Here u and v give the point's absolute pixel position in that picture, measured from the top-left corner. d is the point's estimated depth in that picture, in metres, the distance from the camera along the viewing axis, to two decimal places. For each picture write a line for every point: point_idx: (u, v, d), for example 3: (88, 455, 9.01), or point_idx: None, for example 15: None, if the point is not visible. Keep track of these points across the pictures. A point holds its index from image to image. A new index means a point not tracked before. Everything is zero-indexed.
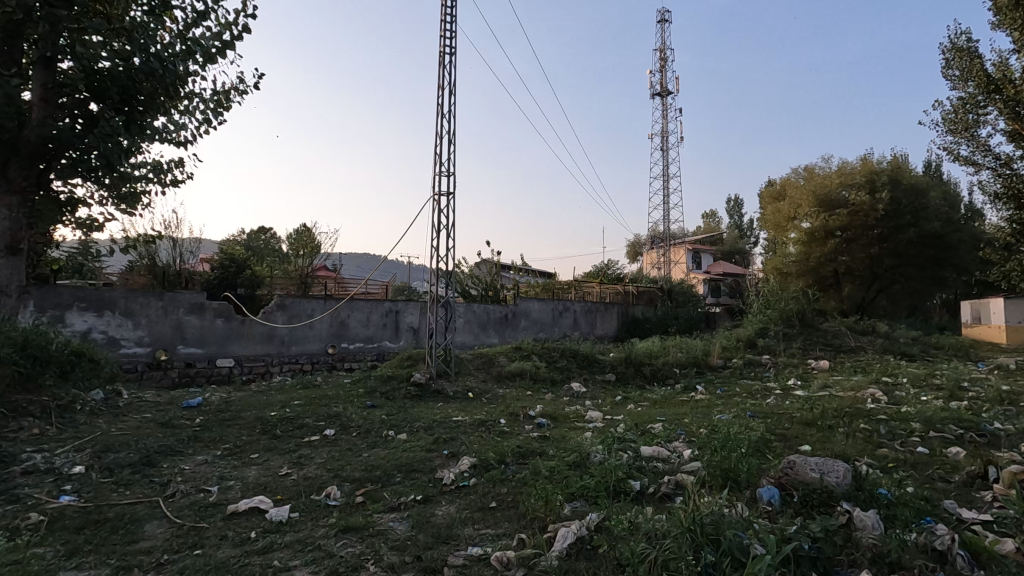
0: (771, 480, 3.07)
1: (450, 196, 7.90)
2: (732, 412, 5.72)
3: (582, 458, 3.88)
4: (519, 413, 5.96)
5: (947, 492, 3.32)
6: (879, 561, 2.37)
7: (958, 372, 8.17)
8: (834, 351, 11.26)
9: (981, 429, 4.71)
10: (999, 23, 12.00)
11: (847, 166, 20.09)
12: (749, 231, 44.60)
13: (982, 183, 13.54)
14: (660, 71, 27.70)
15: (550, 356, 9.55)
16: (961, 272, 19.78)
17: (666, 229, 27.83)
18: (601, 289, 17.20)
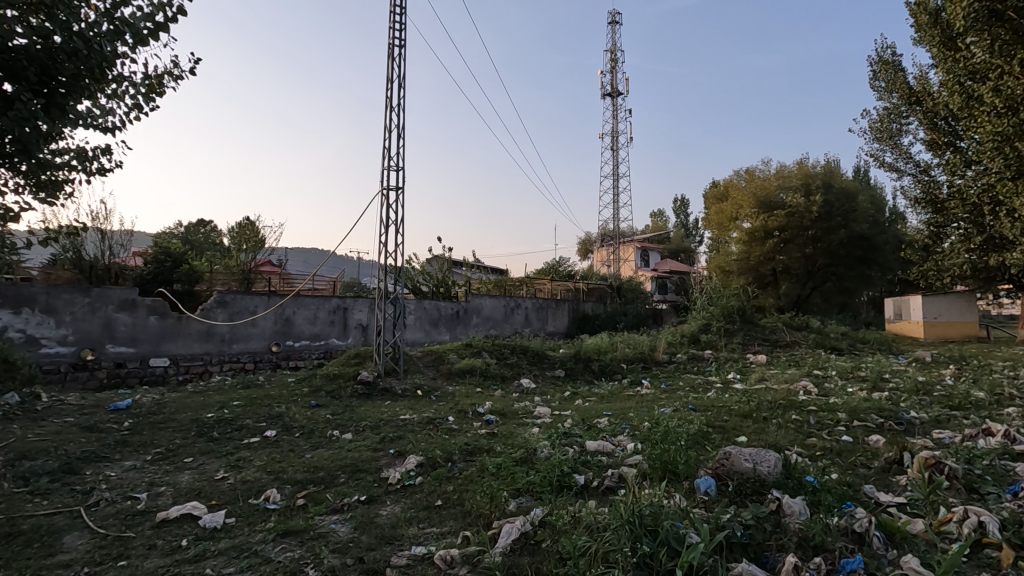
0: (708, 471, 3.19)
1: (400, 191, 7.83)
2: (674, 406, 5.93)
3: (528, 454, 3.92)
4: (467, 410, 5.94)
5: (867, 478, 3.55)
6: (805, 544, 2.51)
7: (880, 365, 8.74)
8: (771, 346, 11.82)
9: (900, 418, 5.05)
10: (920, 39, 12.94)
11: (785, 170, 21.13)
12: (694, 231, 46.12)
13: (904, 188, 14.63)
14: (611, 72, 28.34)
15: (501, 352, 9.57)
16: (886, 271, 21.14)
17: (616, 228, 28.44)
18: (553, 286, 17.39)
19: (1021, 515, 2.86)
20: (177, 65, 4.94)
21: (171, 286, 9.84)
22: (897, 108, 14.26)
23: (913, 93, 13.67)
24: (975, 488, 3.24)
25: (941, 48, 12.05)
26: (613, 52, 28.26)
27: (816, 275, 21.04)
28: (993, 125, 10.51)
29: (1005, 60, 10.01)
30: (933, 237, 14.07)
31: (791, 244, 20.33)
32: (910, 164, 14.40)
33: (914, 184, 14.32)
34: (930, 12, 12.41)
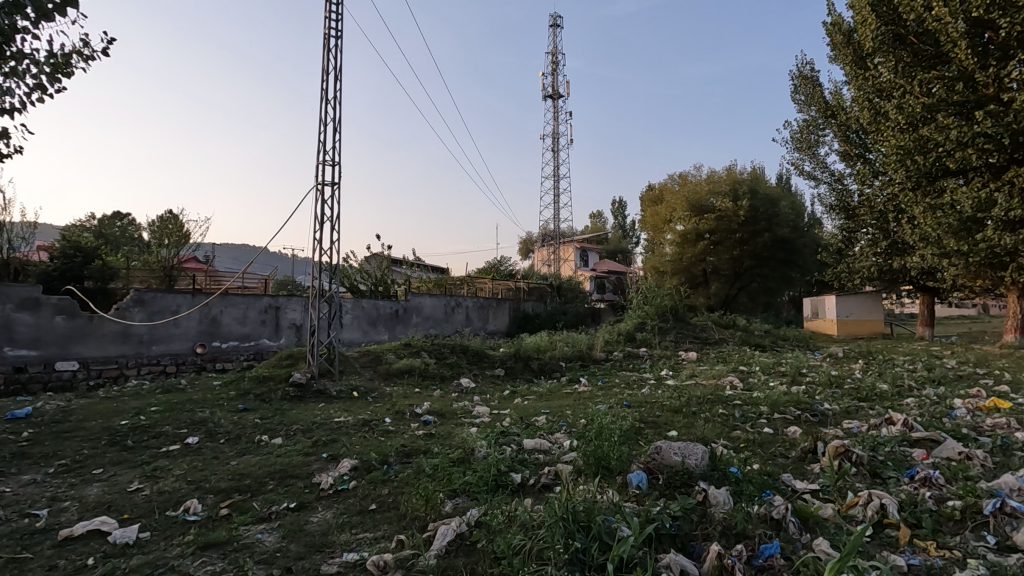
0: (640, 466, 3.29)
1: (335, 186, 7.60)
2: (610, 402, 6.09)
3: (466, 454, 3.90)
4: (405, 411, 5.83)
5: (785, 467, 3.78)
6: (728, 533, 2.64)
7: (799, 361, 9.35)
8: (701, 343, 12.36)
9: (815, 410, 5.42)
10: (834, 58, 13.95)
11: (715, 175, 22.16)
12: (631, 232, 47.56)
13: (820, 195, 15.74)
14: (552, 74, 28.77)
15: (441, 352, 9.49)
16: (805, 272, 22.60)
17: (556, 228, 28.88)
18: (494, 285, 17.44)
19: (915, 497, 3.13)
20: (88, 44, 4.55)
21: (81, 283, 9.10)
22: (815, 121, 15.27)
23: (829, 107, 14.67)
24: (879, 473, 3.52)
25: (853, 67, 13.04)
26: (555, 55, 28.69)
27: (743, 275, 22.19)
28: (897, 140, 11.49)
29: (906, 81, 11.25)
30: (846, 241, 15.19)
31: (720, 246, 21.36)
32: (826, 173, 15.46)
33: (829, 192, 15.39)
34: (844, 33, 13.40)
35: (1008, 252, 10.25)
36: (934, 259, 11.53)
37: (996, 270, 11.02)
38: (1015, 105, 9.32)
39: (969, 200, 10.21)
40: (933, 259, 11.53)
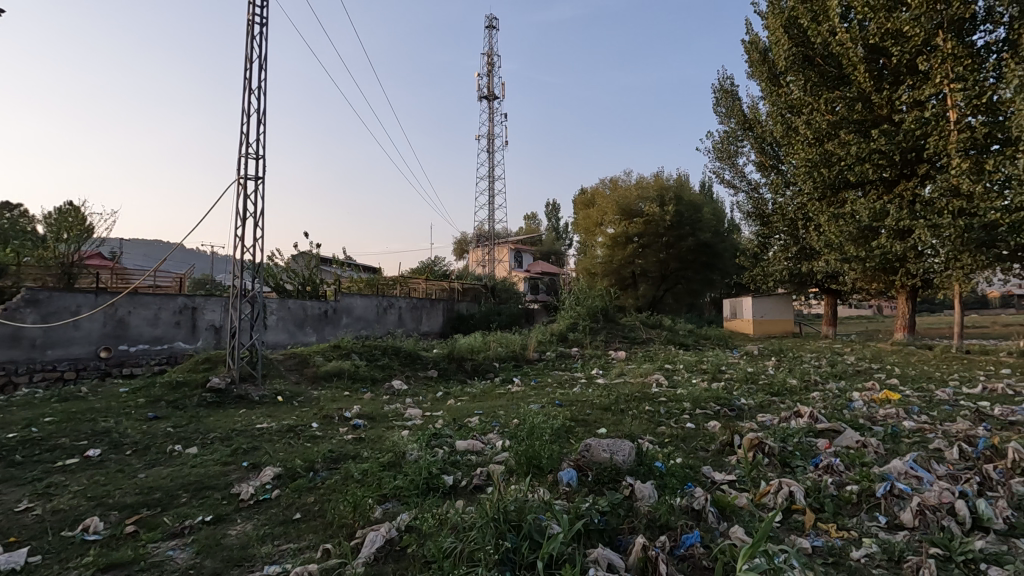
0: (570, 463, 3.36)
1: (259, 181, 7.24)
2: (543, 401, 6.19)
3: (397, 457, 3.82)
4: (333, 415, 5.64)
5: (705, 459, 3.99)
6: (652, 525, 2.75)
7: (720, 358, 9.90)
8: (630, 343, 12.79)
9: (732, 405, 5.75)
10: (751, 74, 14.87)
11: (643, 181, 23.03)
12: (564, 234, 48.52)
13: (738, 203, 16.75)
14: (487, 75, 28.83)
15: (372, 354, 9.26)
16: (725, 275, 23.94)
17: (491, 229, 28.96)
18: (427, 285, 17.25)
19: (819, 483, 3.40)
20: None
21: None
22: (734, 132, 16.21)
23: (747, 120, 15.63)
24: (788, 462, 3.79)
25: (768, 83, 13.95)
26: (491, 56, 28.78)
27: (669, 277, 23.20)
28: (805, 154, 12.28)
29: (814, 98, 12.16)
30: (760, 247, 16.24)
31: (648, 249, 22.24)
32: (744, 182, 16.45)
33: (747, 200, 16.39)
34: (760, 51, 14.31)
35: (898, 258, 11.33)
36: (837, 264, 12.55)
37: (888, 274, 12.16)
38: (906, 127, 10.48)
39: (867, 210, 11.21)
40: (836, 263, 12.52)
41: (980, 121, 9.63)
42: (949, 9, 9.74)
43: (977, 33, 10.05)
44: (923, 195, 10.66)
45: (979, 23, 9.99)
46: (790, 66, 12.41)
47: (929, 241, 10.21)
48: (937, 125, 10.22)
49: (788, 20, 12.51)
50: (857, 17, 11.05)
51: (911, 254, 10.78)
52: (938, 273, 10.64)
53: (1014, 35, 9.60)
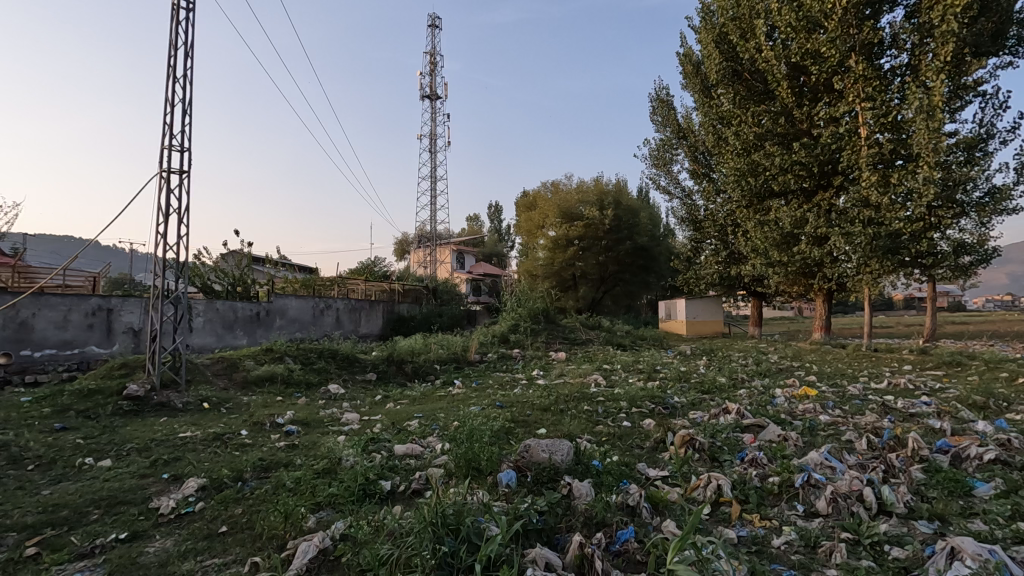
0: (510, 464, 3.38)
1: (184, 175, 6.84)
2: (483, 403, 6.19)
3: (332, 463, 3.70)
4: (264, 422, 5.39)
5: (641, 457, 4.11)
6: (589, 523, 2.81)
7: (655, 359, 10.25)
8: (570, 344, 13.02)
9: (666, 403, 5.97)
10: (685, 85, 15.53)
11: (584, 186, 23.56)
12: (506, 236, 48.77)
13: (673, 209, 17.42)
14: (429, 75, 28.58)
15: (307, 357, 8.94)
16: (660, 277, 24.81)
17: (433, 230, 28.69)
18: (367, 286, 16.86)
19: (744, 476, 3.58)
20: None
21: None
22: (669, 141, 16.85)
23: (681, 130, 16.30)
24: (717, 457, 3.97)
25: (700, 95, 14.61)
26: (433, 56, 28.57)
27: (608, 280, 23.84)
28: (734, 164, 12.94)
29: (742, 111, 12.84)
30: (693, 251, 16.95)
31: (588, 252, 22.71)
32: (678, 189, 17.14)
33: (680, 206, 17.07)
34: (693, 64, 14.97)
35: (816, 263, 12.13)
36: (762, 269, 13.28)
37: (807, 278, 12.98)
38: (823, 141, 11.27)
39: (789, 218, 11.93)
40: (761, 267, 13.25)
41: (886, 138, 10.53)
42: (860, 34, 10.57)
43: (884, 57, 10.97)
44: (837, 205, 11.50)
45: (886, 48, 10.91)
46: (720, 80, 13.05)
47: (843, 247, 11.02)
48: (850, 140, 11.05)
49: (719, 35, 13.19)
50: (781, 36, 11.78)
51: (827, 259, 11.57)
52: (851, 278, 11.47)
53: (915, 60, 10.54)
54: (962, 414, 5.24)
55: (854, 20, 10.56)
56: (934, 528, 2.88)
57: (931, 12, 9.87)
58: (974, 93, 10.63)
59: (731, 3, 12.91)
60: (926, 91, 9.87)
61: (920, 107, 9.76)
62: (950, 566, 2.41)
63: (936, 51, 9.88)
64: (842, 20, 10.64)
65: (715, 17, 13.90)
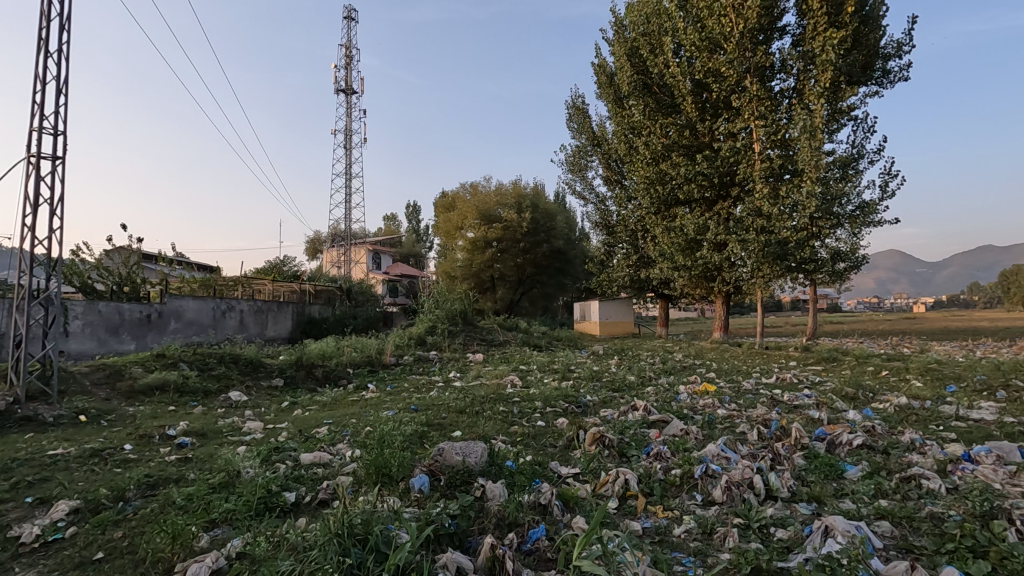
0: (423, 469, 3.33)
1: (58, 161, 6.14)
2: (398, 407, 6.06)
3: (230, 476, 3.45)
4: (153, 434, 4.94)
5: (553, 455, 4.20)
6: (502, 523, 2.82)
7: (569, 359, 10.53)
8: (487, 345, 13.06)
9: (579, 402, 6.15)
10: (599, 95, 16.12)
11: (502, 188, 23.77)
12: (425, 236, 48.16)
13: (588, 213, 18.01)
14: (345, 68, 27.68)
15: (205, 363, 8.30)
16: (576, 280, 25.54)
17: (347, 228, 27.71)
18: (274, 287, 15.97)
19: (650, 470, 3.76)
20: None
21: None
22: (584, 147, 17.43)
23: (596, 137, 16.92)
24: (624, 453, 4.15)
25: (613, 105, 15.20)
26: (349, 49, 27.63)
27: (525, 282, 24.36)
28: (643, 171, 13.61)
29: (651, 122, 13.54)
30: (606, 255, 17.62)
31: (506, 254, 22.85)
32: (593, 195, 17.75)
33: (595, 211, 17.69)
34: (607, 74, 15.56)
35: (716, 268, 13.02)
36: (668, 272, 14.04)
37: (709, 282, 13.90)
38: (722, 154, 12.15)
39: (692, 225, 12.71)
40: (668, 271, 14.01)
41: (776, 153, 11.56)
42: (754, 57, 11.50)
43: (775, 80, 12.00)
44: (734, 214, 12.43)
45: (776, 71, 11.93)
46: (632, 91, 13.70)
47: (739, 253, 11.91)
48: (745, 154, 11.98)
49: (630, 49, 13.83)
50: (686, 54, 12.55)
51: (726, 264, 12.45)
52: (746, 282, 12.42)
53: (800, 85, 11.62)
54: (837, 404, 5.83)
55: (749, 43, 11.46)
56: (811, 509, 3.18)
57: (814, 42, 10.92)
58: (848, 118, 11.91)
59: (642, 19, 13.59)
60: (809, 113, 10.91)
61: (804, 127, 10.77)
62: (823, 543, 2.67)
63: (818, 77, 10.94)
64: (739, 43, 11.52)
65: (627, 31, 14.55)
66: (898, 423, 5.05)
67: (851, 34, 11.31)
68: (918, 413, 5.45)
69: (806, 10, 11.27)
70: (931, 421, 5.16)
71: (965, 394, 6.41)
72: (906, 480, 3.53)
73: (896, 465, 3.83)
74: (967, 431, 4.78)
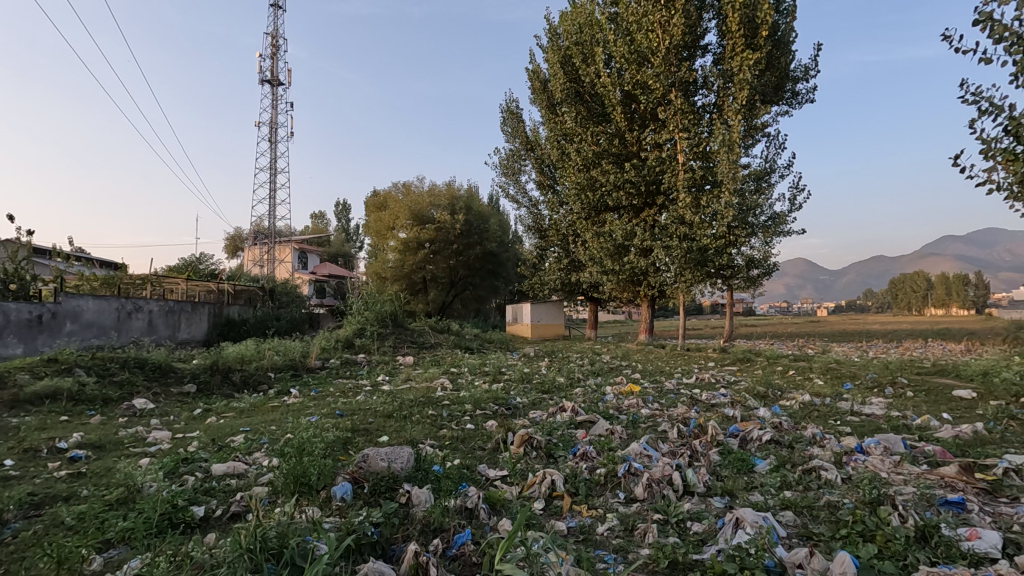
0: (345, 476, 3.22)
1: None
2: (322, 412, 5.83)
3: (129, 492, 3.18)
4: (40, 448, 4.45)
5: (482, 458, 4.19)
6: (427, 530, 2.77)
7: (501, 361, 10.58)
8: (418, 348, 12.86)
9: (509, 404, 6.18)
10: (533, 100, 16.36)
11: (435, 189, 23.56)
12: (355, 236, 46.88)
13: (521, 216, 18.19)
14: (270, 57, 26.48)
15: (105, 368, 7.61)
16: (508, 282, 25.72)
17: (271, 226, 26.44)
18: (188, 286, 14.95)
19: (576, 470, 3.84)
20: None
21: None
22: (518, 151, 17.62)
23: (529, 141, 17.17)
24: (552, 453, 4.21)
25: (546, 111, 15.46)
26: (275, 38, 26.48)
27: (457, 284, 24.26)
28: (575, 177, 13.92)
29: (582, 129, 13.88)
30: (538, 258, 17.87)
31: (438, 255, 22.64)
32: (526, 199, 17.96)
33: (527, 214, 17.91)
34: (541, 81, 15.82)
35: (642, 272, 13.52)
36: (597, 276, 14.42)
37: (635, 286, 14.40)
38: (649, 163, 12.65)
39: (621, 231, 13.13)
40: (597, 274, 14.39)
41: (698, 164, 12.18)
42: (679, 72, 12.09)
43: (698, 95, 12.65)
44: (659, 220, 12.97)
45: (698, 87, 12.59)
46: (565, 98, 14.02)
47: (663, 258, 12.43)
48: (670, 164, 12.55)
49: (564, 57, 14.16)
50: (615, 66, 12.99)
51: (651, 269, 12.95)
52: (669, 286, 12.97)
53: (720, 101, 12.32)
54: (749, 403, 6.21)
55: (674, 60, 12.04)
56: (724, 503, 3.36)
57: (732, 62, 11.62)
58: (762, 134, 12.75)
59: (575, 29, 13.93)
60: (728, 128, 11.58)
61: (723, 141, 11.39)
62: (734, 534, 2.83)
63: (735, 95, 11.64)
64: (665, 58, 12.07)
65: (561, 40, 14.88)
66: (802, 419, 5.46)
67: (765, 56, 12.14)
68: (819, 409, 5.91)
69: (725, 31, 11.98)
70: (830, 416, 5.61)
71: (859, 391, 7.03)
72: (808, 471, 3.82)
73: (799, 458, 4.13)
74: (860, 425, 5.23)
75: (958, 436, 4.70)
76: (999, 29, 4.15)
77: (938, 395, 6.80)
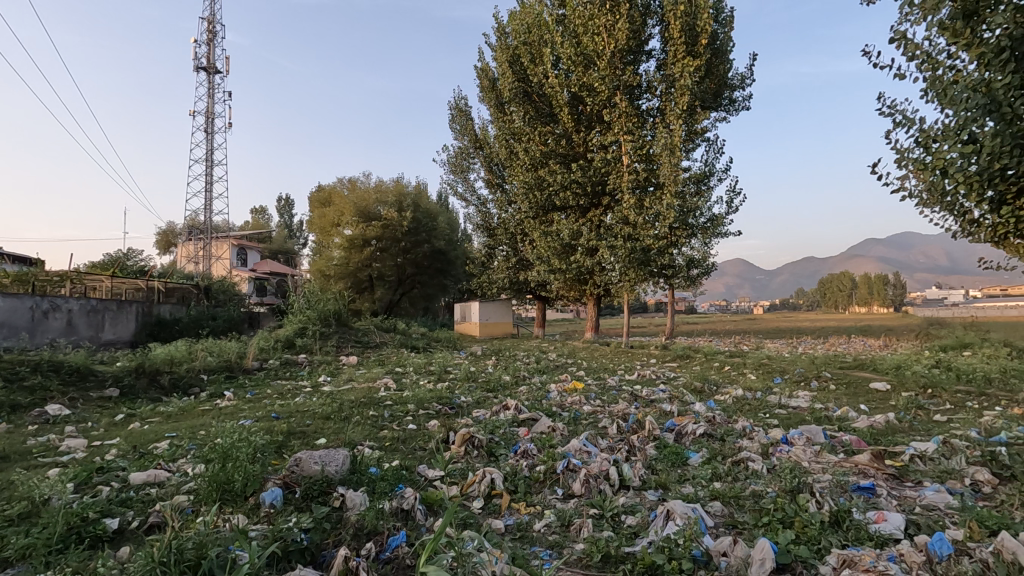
0: (275, 482, 3.12)
1: None
2: (256, 415, 5.61)
3: (34, 505, 2.95)
4: None
5: (422, 458, 4.14)
6: (360, 534, 2.70)
7: (446, 360, 10.52)
8: (362, 347, 12.58)
9: (452, 404, 6.13)
10: (481, 99, 16.34)
11: (382, 186, 23.15)
12: (298, 233, 45.42)
13: (469, 214, 18.13)
14: (206, 43, 25.21)
15: (13, 372, 7.01)
16: (457, 281, 25.58)
17: (207, 220, 25.21)
18: (114, 283, 14.04)
19: (515, 468, 3.85)
20: None
21: None
22: (466, 149, 17.56)
23: (478, 140, 17.17)
24: (493, 452, 4.21)
25: (494, 110, 15.44)
26: (212, 24, 25.25)
27: (404, 282, 23.92)
28: (523, 176, 14.03)
29: (530, 129, 14.01)
30: (487, 257, 17.87)
31: (385, 253, 22.26)
32: (474, 197, 17.91)
33: (475, 212, 17.87)
34: (490, 79, 15.84)
35: (588, 271, 13.78)
36: (544, 275, 14.55)
37: (581, 285, 14.62)
38: (595, 164, 12.92)
39: (568, 230, 13.34)
40: (544, 273, 14.53)
41: (641, 166, 12.48)
42: (623, 76, 12.33)
43: (642, 99, 12.97)
44: (605, 221, 13.24)
45: (642, 91, 12.90)
46: (512, 97, 14.09)
47: (608, 257, 12.71)
48: (615, 166, 12.83)
49: (512, 57, 14.21)
50: (563, 67, 13.17)
51: (597, 269, 13.23)
52: (614, 285, 13.28)
53: (662, 106, 12.67)
54: (686, 398, 6.43)
55: (619, 63, 12.29)
56: (657, 495, 3.46)
57: (674, 68, 11.96)
58: (702, 139, 13.17)
59: (523, 29, 14.03)
60: (669, 132, 11.94)
61: (665, 144, 11.77)
62: (664, 526, 2.92)
63: (676, 100, 11.99)
64: (610, 62, 12.29)
65: (509, 39, 14.94)
66: (734, 413, 5.69)
67: (704, 64, 12.55)
68: (750, 403, 6.18)
69: (668, 37, 12.30)
70: (760, 410, 5.88)
71: (787, 385, 7.41)
72: (737, 463, 3.99)
73: (729, 450, 4.31)
74: (787, 417, 5.52)
75: (873, 425, 5.04)
76: (912, 47, 4.54)
77: (857, 387, 7.27)
